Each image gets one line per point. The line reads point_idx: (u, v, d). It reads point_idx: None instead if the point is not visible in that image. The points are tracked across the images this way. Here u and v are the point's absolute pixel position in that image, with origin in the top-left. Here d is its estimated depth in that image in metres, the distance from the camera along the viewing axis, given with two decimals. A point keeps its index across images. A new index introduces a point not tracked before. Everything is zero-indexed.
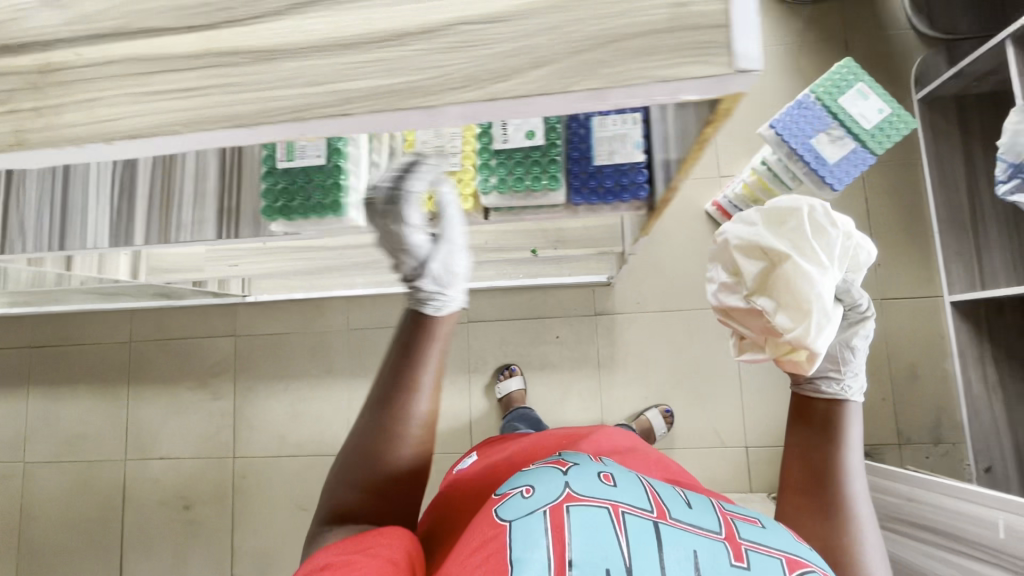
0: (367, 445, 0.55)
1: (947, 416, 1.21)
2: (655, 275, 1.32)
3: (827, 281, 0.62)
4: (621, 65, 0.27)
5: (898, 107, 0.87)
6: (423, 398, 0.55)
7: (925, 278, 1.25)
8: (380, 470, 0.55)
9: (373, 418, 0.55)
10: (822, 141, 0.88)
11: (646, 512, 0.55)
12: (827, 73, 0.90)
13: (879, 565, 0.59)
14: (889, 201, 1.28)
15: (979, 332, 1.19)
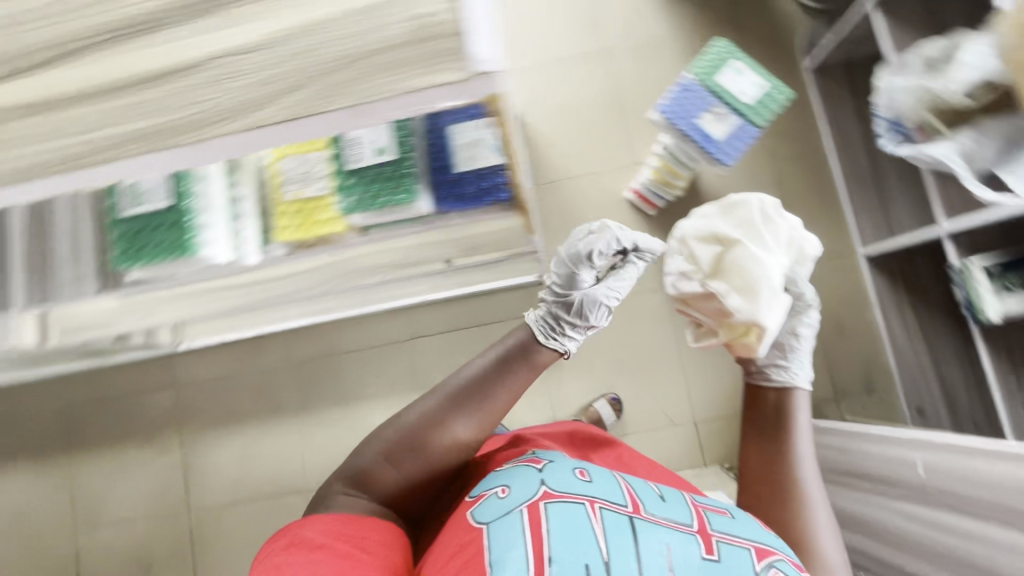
0: (428, 424, 0.71)
1: (877, 365, 1.27)
2: None
3: (773, 269, 0.82)
4: (368, 79, 0.34)
5: (773, 79, 0.91)
6: (472, 416, 0.73)
7: (839, 237, 1.31)
8: (433, 447, 0.71)
9: (442, 408, 0.72)
10: (708, 120, 0.92)
11: (622, 506, 0.64)
12: (704, 53, 0.93)
13: (829, 537, 0.74)
14: (796, 168, 1.34)
15: (895, 280, 1.24)
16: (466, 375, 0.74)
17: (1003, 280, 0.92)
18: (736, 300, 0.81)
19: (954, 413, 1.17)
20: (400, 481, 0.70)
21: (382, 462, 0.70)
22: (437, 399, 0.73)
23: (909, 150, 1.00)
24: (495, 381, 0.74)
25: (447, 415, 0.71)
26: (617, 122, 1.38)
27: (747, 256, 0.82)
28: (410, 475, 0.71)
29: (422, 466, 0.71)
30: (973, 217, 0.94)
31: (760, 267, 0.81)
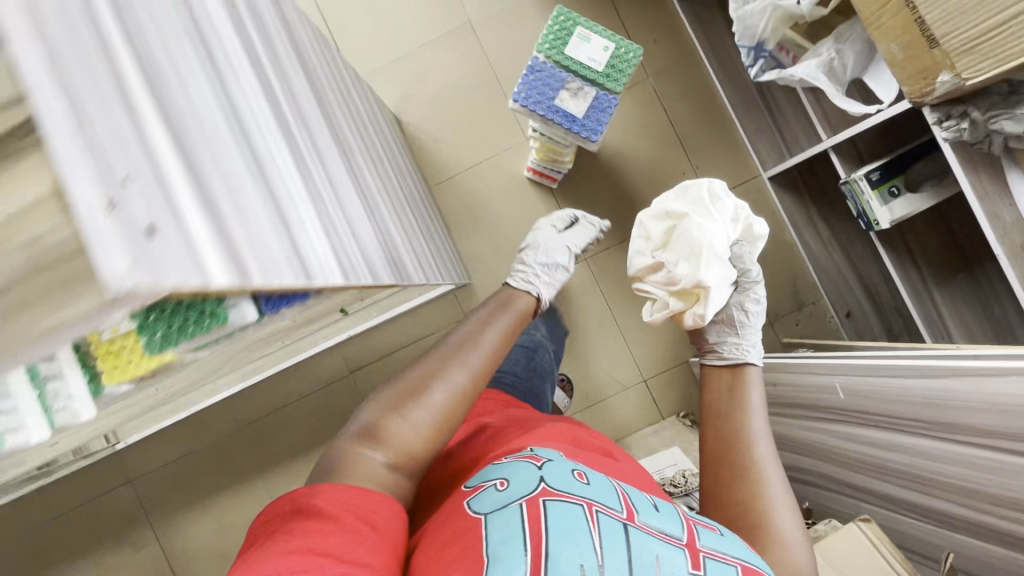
0: (432, 373, 0.67)
1: (802, 281, 1.29)
2: (505, 258, 1.32)
3: (716, 235, 0.94)
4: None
5: (620, 38, 0.86)
6: (480, 352, 0.71)
7: (742, 165, 1.30)
8: (438, 392, 0.66)
9: (441, 360, 0.69)
10: (565, 99, 0.87)
11: (617, 513, 0.55)
12: (546, 28, 0.87)
13: (786, 513, 0.68)
14: (687, 104, 1.30)
15: (801, 195, 1.25)
16: (459, 336, 0.73)
17: (887, 186, 0.92)
18: (684, 269, 0.94)
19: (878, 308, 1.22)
20: (410, 430, 0.62)
21: (385, 417, 0.63)
22: (434, 357, 0.70)
23: (776, 73, 0.96)
24: (484, 332, 0.74)
25: (447, 362, 0.68)
26: (499, 102, 1.32)
27: (692, 228, 0.95)
28: (420, 425, 0.63)
29: (432, 414, 0.64)
30: (852, 130, 0.93)
31: (704, 236, 0.92)
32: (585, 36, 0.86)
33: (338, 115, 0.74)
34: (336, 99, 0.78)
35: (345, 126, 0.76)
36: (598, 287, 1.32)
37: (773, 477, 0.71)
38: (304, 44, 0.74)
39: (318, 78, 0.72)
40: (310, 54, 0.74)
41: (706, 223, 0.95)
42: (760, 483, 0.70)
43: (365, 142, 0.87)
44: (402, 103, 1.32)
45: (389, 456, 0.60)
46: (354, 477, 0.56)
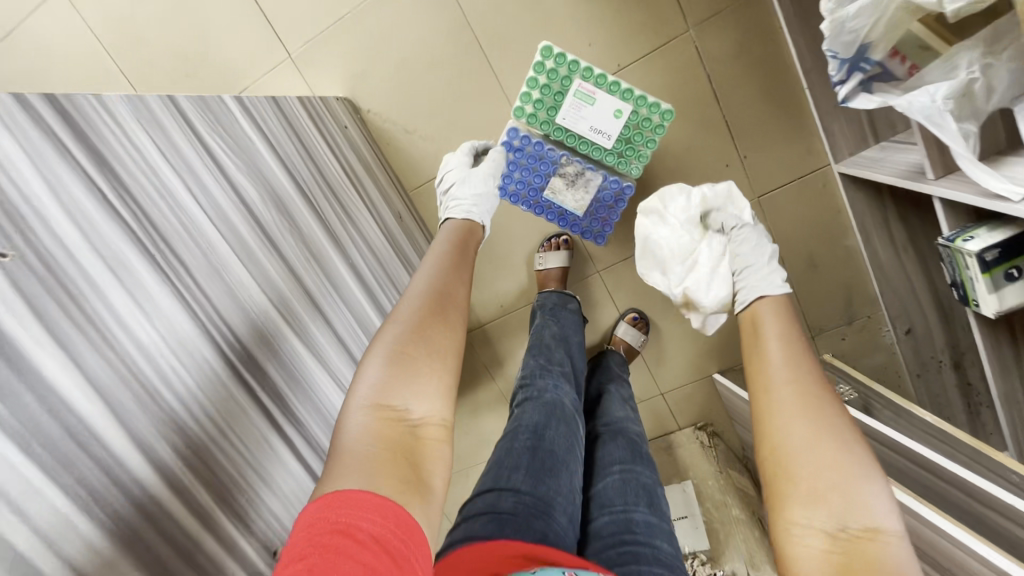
0: (427, 314, 0.64)
1: (860, 289, 1.08)
2: (504, 272, 1.13)
3: (672, 234, 0.86)
4: None
5: (636, 96, 0.73)
6: (455, 285, 0.69)
7: (805, 149, 0.98)
8: (440, 334, 0.64)
9: (424, 304, 0.65)
10: (561, 187, 0.83)
11: None
12: (527, 84, 0.75)
13: (855, 465, 0.54)
14: (738, 63, 0.93)
15: (877, 193, 0.95)
16: (431, 274, 0.68)
17: (1004, 268, 0.67)
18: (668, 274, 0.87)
19: (948, 326, 1.02)
20: (428, 377, 0.61)
21: (398, 370, 0.59)
22: (420, 300, 0.66)
23: (878, 101, 0.64)
24: (450, 261, 0.71)
25: (436, 300, 0.66)
26: (481, 75, 0.97)
27: (657, 240, 0.87)
28: (431, 369, 0.62)
29: (441, 353, 0.63)
30: (961, 195, 0.65)
31: (663, 247, 0.86)
32: (588, 98, 0.74)
33: (255, 261, 0.59)
34: (253, 231, 0.60)
35: (268, 267, 0.60)
36: (612, 300, 1.13)
37: (820, 419, 0.57)
38: (199, 188, 0.55)
39: (222, 248, 0.55)
40: (202, 207, 0.54)
41: (672, 231, 0.86)
42: (811, 429, 0.57)
43: (307, 242, 0.69)
44: (357, 87, 1.01)
45: (417, 416, 0.59)
46: (392, 471, 0.52)
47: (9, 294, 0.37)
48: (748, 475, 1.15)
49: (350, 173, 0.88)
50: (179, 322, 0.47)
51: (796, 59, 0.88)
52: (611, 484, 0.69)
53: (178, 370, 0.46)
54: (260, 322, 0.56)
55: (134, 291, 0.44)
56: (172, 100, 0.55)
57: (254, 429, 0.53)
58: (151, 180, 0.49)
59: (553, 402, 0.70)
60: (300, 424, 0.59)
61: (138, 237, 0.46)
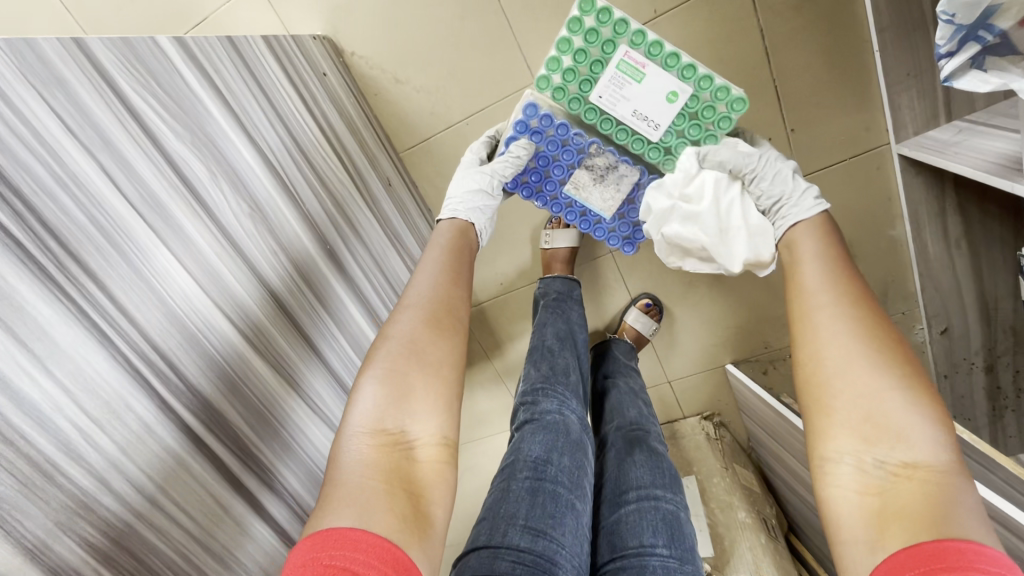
0: (426, 318, 0.54)
1: (897, 283, 0.98)
2: (506, 248, 1.01)
3: (693, 220, 0.65)
4: None
5: (696, 74, 0.61)
6: (459, 287, 0.60)
7: (863, 123, 0.85)
8: (441, 341, 0.54)
9: (427, 307, 0.55)
10: (587, 183, 0.72)
11: None
12: (557, 48, 0.62)
13: (882, 383, 0.43)
14: (800, 15, 0.78)
15: (939, 181, 0.83)
16: (428, 277, 0.59)
17: None
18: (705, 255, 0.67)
19: (988, 327, 0.93)
20: (429, 391, 0.51)
21: (394, 388, 0.49)
22: (424, 302, 0.56)
23: (997, 83, 0.51)
24: (450, 261, 0.62)
25: (435, 302, 0.56)
26: (490, 16, 0.81)
27: (684, 235, 0.66)
28: (433, 384, 0.51)
29: (445, 363, 0.53)
30: None
31: (694, 239, 0.65)
32: (636, 72, 0.61)
33: (207, 267, 0.47)
34: (201, 224, 0.48)
35: (222, 273, 0.49)
36: (624, 284, 1.03)
37: (869, 344, 0.46)
38: (123, 171, 0.42)
39: (156, 252, 0.43)
40: (127, 197, 0.41)
41: (696, 218, 0.65)
42: (838, 351, 0.47)
43: (273, 231, 0.57)
44: (338, 24, 0.84)
45: (418, 440, 0.48)
46: (393, 504, 0.42)
47: None
48: (753, 469, 1.10)
49: (327, 134, 0.73)
50: (88, 358, 0.37)
51: (873, 15, 0.73)
52: (625, 518, 0.60)
53: (93, 432, 0.37)
54: (208, 350, 0.46)
55: (19, 331, 0.33)
56: (81, 48, 0.40)
57: (198, 488, 0.44)
58: (47, 169, 0.36)
59: (559, 434, 0.63)
60: (259, 466, 0.50)
61: (23, 250, 0.34)
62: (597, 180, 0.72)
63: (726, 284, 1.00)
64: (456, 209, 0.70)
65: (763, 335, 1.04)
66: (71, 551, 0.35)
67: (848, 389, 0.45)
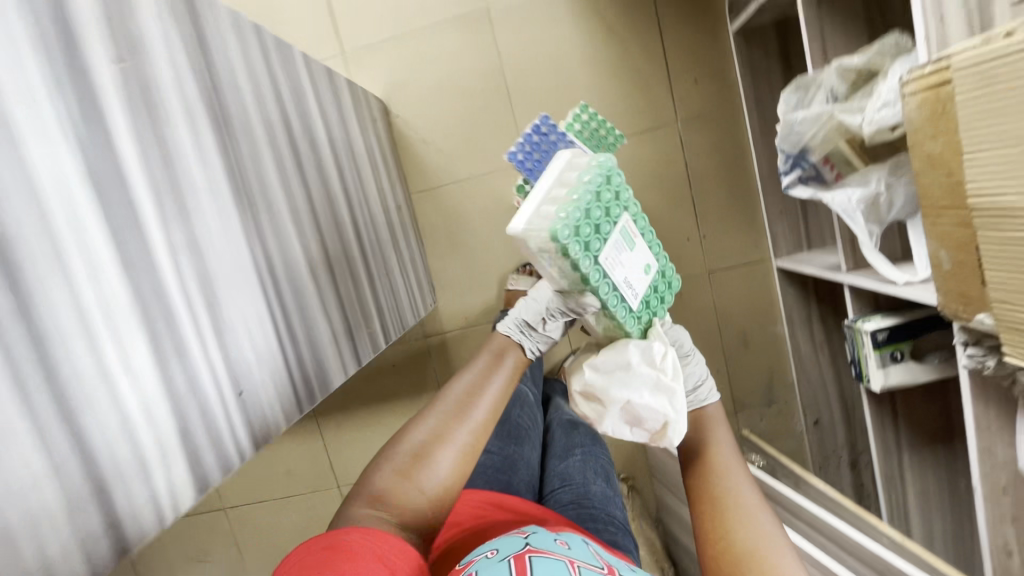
0: (456, 416, 0.65)
1: (780, 376, 1.22)
2: (477, 286, 1.22)
3: (651, 389, 0.64)
4: None
5: (660, 253, 0.71)
6: (479, 409, 0.65)
7: (753, 241, 1.16)
8: (446, 447, 0.63)
9: (445, 419, 0.65)
10: None
11: (597, 568, 0.57)
12: (580, 203, 0.61)
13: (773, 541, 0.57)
14: (710, 158, 1.13)
15: (805, 291, 1.13)
16: (460, 387, 0.68)
17: (889, 349, 0.82)
18: (642, 425, 0.66)
19: (849, 427, 1.17)
20: (422, 483, 0.61)
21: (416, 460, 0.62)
22: (444, 408, 0.65)
23: (808, 193, 0.82)
24: (467, 416, 0.64)
25: (464, 408, 0.65)
26: (503, 115, 1.14)
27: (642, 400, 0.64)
28: (443, 471, 0.61)
29: (447, 465, 0.62)
30: (867, 280, 0.82)
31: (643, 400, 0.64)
32: (629, 241, 0.66)
33: (288, 247, 0.63)
34: (286, 151, 0.68)
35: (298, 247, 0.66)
36: (568, 337, 1.23)
37: (748, 513, 0.59)
38: (254, 97, 0.63)
39: (261, 147, 0.62)
40: (254, 109, 0.62)
41: (658, 386, 0.64)
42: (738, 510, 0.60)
43: (323, 183, 0.77)
44: (393, 95, 1.15)
45: (401, 513, 0.59)
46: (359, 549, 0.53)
47: (121, 93, 0.43)
48: (657, 531, 1.20)
49: (367, 152, 0.99)
50: (217, 176, 0.53)
51: (759, 168, 1.09)
52: (572, 463, 0.81)
53: (212, 213, 0.51)
54: (283, 295, 0.59)
55: (195, 134, 0.51)
56: (253, 28, 0.66)
57: (256, 302, 0.54)
58: (224, 72, 0.58)
59: (519, 403, 0.88)
60: (298, 349, 0.60)
61: (208, 99, 0.54)
62: None
63: None
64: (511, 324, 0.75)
65: None
66: (192, 277, 0.46)
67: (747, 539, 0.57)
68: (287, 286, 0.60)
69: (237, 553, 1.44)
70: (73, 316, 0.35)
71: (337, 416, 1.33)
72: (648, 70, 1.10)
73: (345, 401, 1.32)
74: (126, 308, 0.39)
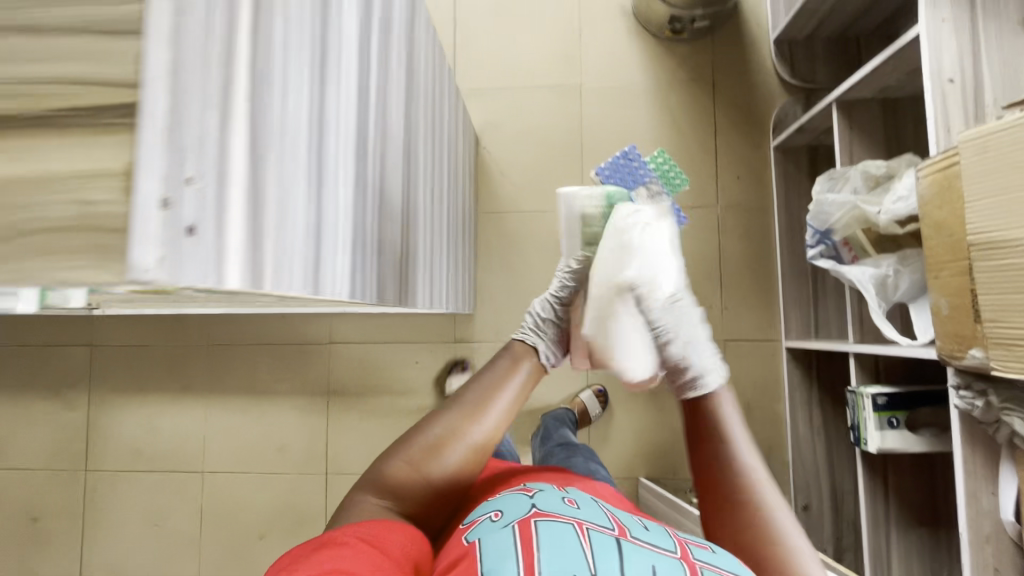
0: (469, 418, 0.81)
1: (777, 454, 1.28)
2: (513, 305, 1.34)
3: (635, 286, 0.74)
4: (27, 260, 0.26)
5: None
6: (492, 413, 0.82)
7: (769, 323, 1.29)
8: (456, 444, 0.79)
9: (462, 418, 0.81)
10: (641, 195, 0.89)
11: (607, 530, 0.63)
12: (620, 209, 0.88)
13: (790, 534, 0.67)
14: (741, 242, 1.31)
15: (808, 375, 1.24)
16: (477, 392, 0.83)
17: (888, 414, 0.91)
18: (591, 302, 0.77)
19: (836, 517, 1.21)
20: (431, 474, 0.77)
21: (430, 454, 0.77)
22: (464, 408, 0.82)
23: (830, 264, 0.98)
24: (483, 417, 0.81)
25: (479, 412, 0.81)
26: (574, 167, 1.35)
27: (618, 279, 0.74)
28: (450, 465, 0.78)
29: (454, 462, 0.78)
30: (875, 348, 0.92)
31: (625, 282, 0.74)
32: None
33: (416, 182, 0.78)
34: (427, 120, 0.86)
35: (421, 179, 0.80)
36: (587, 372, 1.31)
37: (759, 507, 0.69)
38: (423, 74, 0.83)
39: (420, 105, 0.80)
40: (421, 79, 0.82)
41: (636, 284, 0.74)
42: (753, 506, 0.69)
43: (439, 159, 0.94)
44: (485, 131, 1.37)
45: (406, 497, 0.75)
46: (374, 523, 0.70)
47: (377, 16, 0.61)
48: None
49: (462, 163, 1.18)
50: (400, 102, 0.69)
51: (781, 257, 1.27)
52: (579, 462, 0.96)
53: (393, 122, 0.66)
54: (408, 211, 0.73)
55: (397, 68, 0.69)
56: (432, 31, 0.87)
57: (397, 199, 0.68)
58: (415, 46, 0.78)
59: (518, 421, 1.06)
60: (408, 255, 0.72)
61: (405, 52, 0.72)
62: (650, 197, 0.89)
63: (658, 403, 1.29)
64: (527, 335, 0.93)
65: (675, 462, 1.27)
66: (378, 149, 0.60)
67: (761, 533, 0.67)
68: (410, 208, 0.74)
69: (197, 525, 1.37)
70: (334, 120, 0.49)
71: (348, 400, 1.36)
72: (700, 161, 1.33)
73: (360, 387, 1.36)
74: (352, 139, 0.53)
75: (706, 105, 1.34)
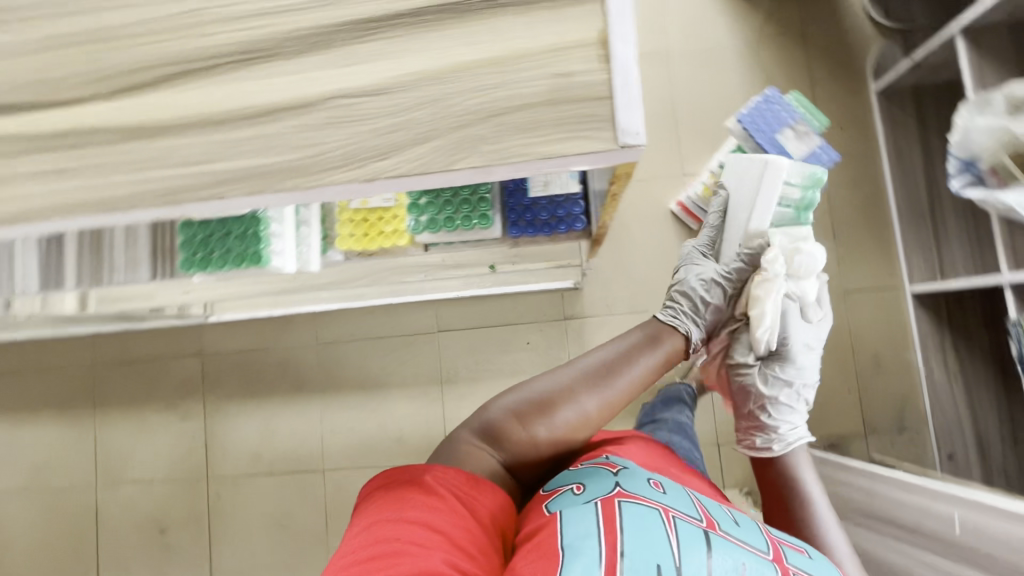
0: (588, 383, 0.74)
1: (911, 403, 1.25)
2: (621, 276, 1.33)
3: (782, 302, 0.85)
4: (495, 145, 0.36)
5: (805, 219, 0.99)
6: (615, 384, 0.75)
7: (888, 271, 1.27)
8: (568, 407, 0.73)
9: (580, 381, 0.74)
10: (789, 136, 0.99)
11: (695, 522, 0.60)
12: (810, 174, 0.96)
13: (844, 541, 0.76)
14: (850, 192, 1.28)
15: (938, 319, 1.21)
16: (600, 356, 0.77)
17: None
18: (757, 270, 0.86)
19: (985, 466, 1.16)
20: (536, 432, 0.73)
21: (539, 413, 0.73)
22: (582, 369, 0.75)
23: (979, 194, 0.95)
24: (603, 383, 0.74)
25: (602, 378, 0.74)
26: (669, 133, 1.34)
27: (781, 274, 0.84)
28: (558, 428, 0.73)
29: (562, 425, 0.73)
30: None
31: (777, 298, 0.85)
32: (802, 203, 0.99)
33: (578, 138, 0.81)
34: None
35: None
36: None
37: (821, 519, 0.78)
38: None
39: None
40: None
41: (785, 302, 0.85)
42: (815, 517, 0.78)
43: None
44: None
45: (507, 449, 0.72)
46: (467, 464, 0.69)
47: None
48: None
49: None
50: None
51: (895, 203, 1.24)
52: None
53: None
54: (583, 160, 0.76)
55: None
56: None
57: None
58: None
59: None
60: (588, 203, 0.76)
61: None
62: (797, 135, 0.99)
63: None
64: (674, 318, 0.84)
65: None
66: None
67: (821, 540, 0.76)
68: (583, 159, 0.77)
69: (324, 522, 1.38)
70: None
71: (462, 385, 1.36)
72: None
73: (474, 371, 1.36)
74: None
75: (797, 58, 1.32)
